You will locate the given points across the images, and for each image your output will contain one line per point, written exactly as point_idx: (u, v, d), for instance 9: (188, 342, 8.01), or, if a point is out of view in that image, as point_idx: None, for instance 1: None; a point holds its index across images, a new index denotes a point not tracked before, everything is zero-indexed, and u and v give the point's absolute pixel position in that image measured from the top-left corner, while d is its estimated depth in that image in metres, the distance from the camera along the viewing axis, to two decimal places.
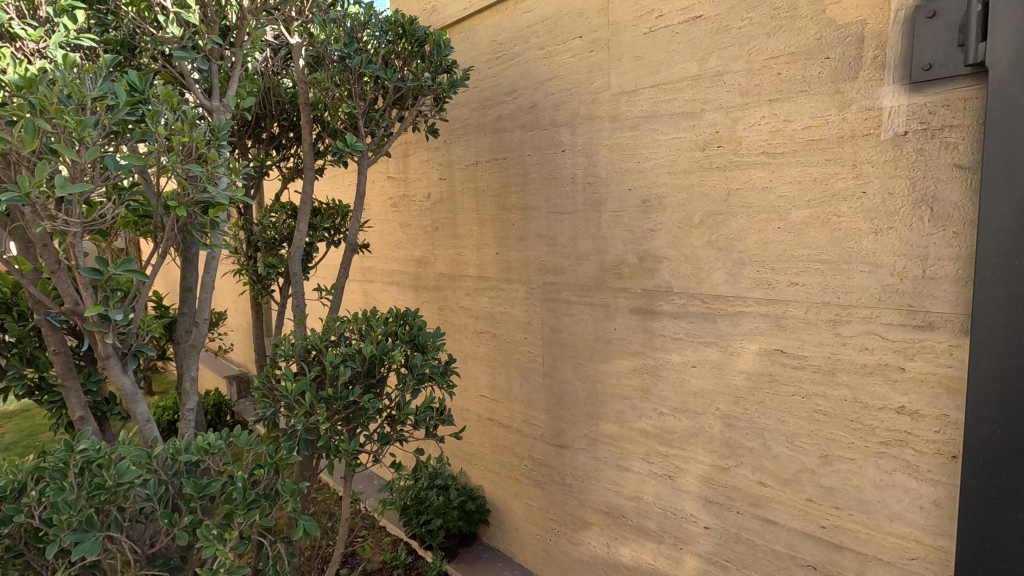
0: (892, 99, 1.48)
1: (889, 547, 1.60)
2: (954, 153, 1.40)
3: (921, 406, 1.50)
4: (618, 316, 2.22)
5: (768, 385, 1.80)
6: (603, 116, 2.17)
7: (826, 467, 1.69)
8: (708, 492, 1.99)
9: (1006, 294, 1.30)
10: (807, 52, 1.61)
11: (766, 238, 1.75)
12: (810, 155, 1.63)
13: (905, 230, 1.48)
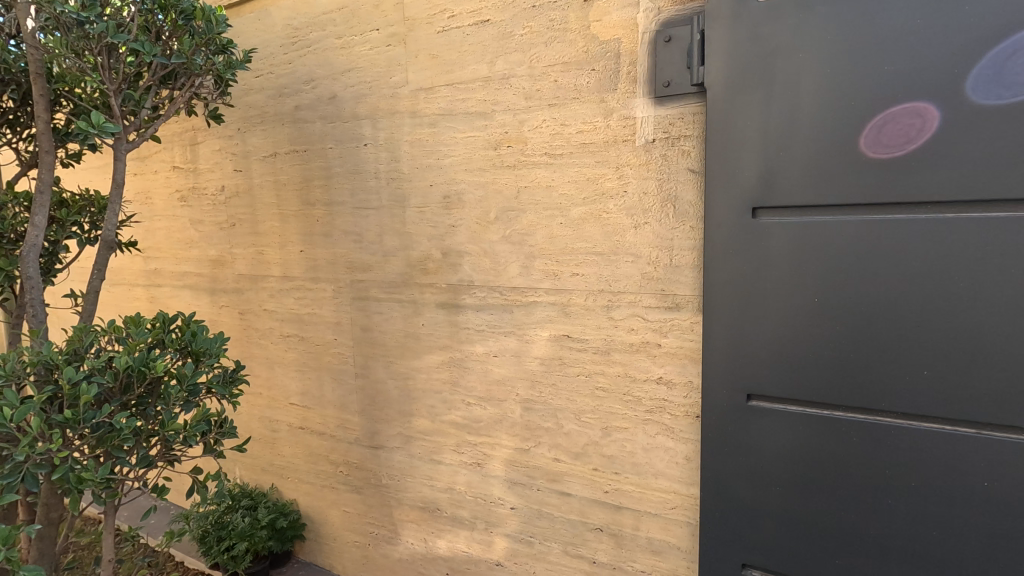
0: (642, 110, 1.69)
1: (655, 502, 1.83)
2: (689, 160, 1.64)
3: (674, 376, 1.74)
4: (426, 312, 2.24)
5: (559, 368, 1.96)
6: (403, 111, 2.16)
7: (606, 437, 1.90)
8: (513, 474, 2.11)
9: (726, 275, 1.57)
10: (576, 63, 1.78)
11: (552, 233, 1.90)
12: (583, 157, 1.81)
13: (657, 224, 1.71)
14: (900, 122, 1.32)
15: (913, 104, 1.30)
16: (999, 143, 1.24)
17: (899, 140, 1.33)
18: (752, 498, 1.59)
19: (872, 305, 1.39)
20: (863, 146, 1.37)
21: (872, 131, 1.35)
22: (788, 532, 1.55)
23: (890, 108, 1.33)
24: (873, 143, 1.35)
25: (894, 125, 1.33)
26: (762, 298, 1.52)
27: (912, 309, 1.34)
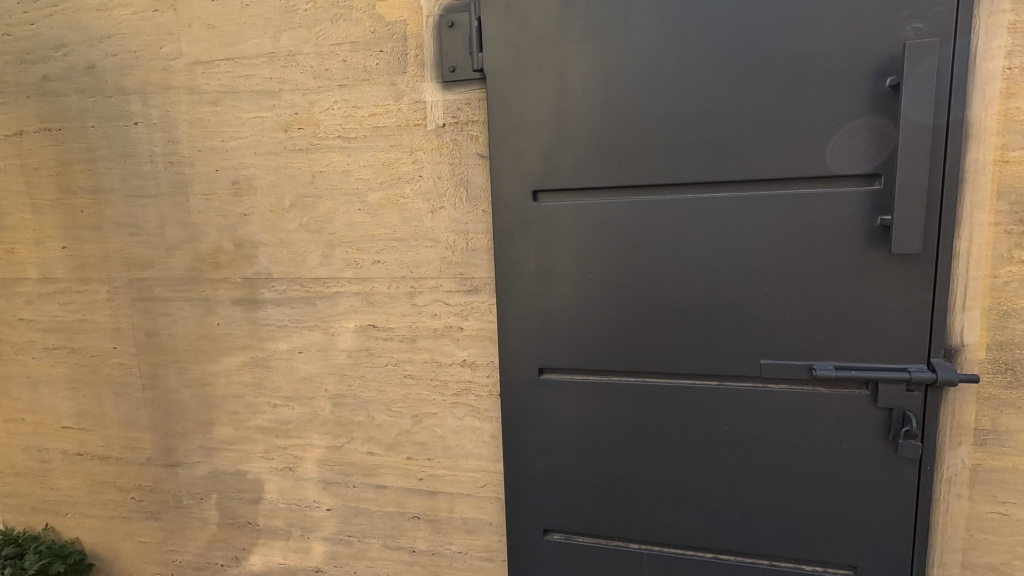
0: (431, 94, 1.69)
1: (467, 482, 1.87)
2: (477, 145, 1.68)
3: (477, 357, 1.78)
4: (220, 310, 2.03)
5: (366, 359, 1.90)
6: (178, 87, 1.93)
7: (417, 425, 1.89)
8: (327, 474, 2.02)
9: (515, 257, 1.64)
10: (364, 43, 1.72)
11: (351, 219, 1.83)
12: (377, 141, 1.76)
13: (452, 209, 1.73)
14: (856, 136, 1.33)
15: (678, 97, 1.43)
16: (723, 131, 1.40)
17: (859, 154, 1.33)
18: (548, 465, 1.68)
19: (634, 277, 1.53)
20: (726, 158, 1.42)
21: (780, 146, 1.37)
22: (579, 493, 1.66)
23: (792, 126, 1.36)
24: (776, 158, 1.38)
25: (853, 140, 1.33)
26: (547, 276, 1.62)
27: (665, 279, 1.50)
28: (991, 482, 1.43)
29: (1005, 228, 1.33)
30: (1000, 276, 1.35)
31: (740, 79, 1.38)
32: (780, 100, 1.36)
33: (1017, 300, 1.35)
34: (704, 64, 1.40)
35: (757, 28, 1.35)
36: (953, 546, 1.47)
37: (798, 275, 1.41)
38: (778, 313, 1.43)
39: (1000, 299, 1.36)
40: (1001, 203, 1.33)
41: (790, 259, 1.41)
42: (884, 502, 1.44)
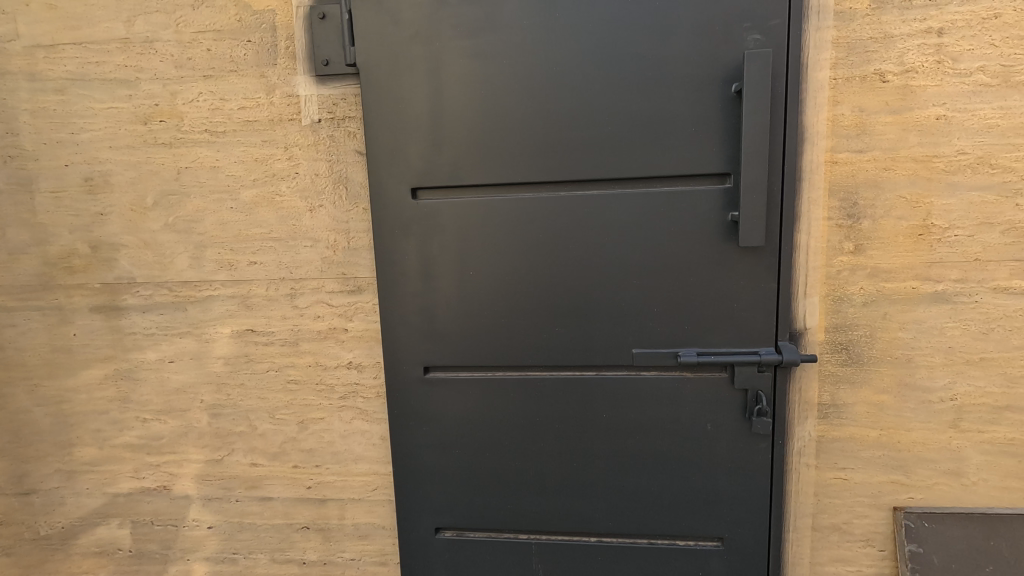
0: (305, 88, 1.63)
1: (358, 487, 1.82)
2: (355, 141, 1.64)
3: (363, 359, 1.74)
4: (77, 319, 1.85)
5: (245, 366, 1.80)
6: (16, 72, 1.73)
7: (303, 431, 1.81)
8: (207, 490, 1.89)
9: (397, 255, 1.61)
10: (230, 32, 1.63)
11: (222, 219, 1.73)
12: (248, 136, 1.67)
13: (332, 207, 1.68)
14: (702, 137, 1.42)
15: (548, 96, 1.46)
16: (591, 130, 1.46)
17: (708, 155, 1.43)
18: (438, 464, 1.68)
19: (514, 273, 1.56)
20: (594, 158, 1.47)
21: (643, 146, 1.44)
22: (469, 490, 1.67)
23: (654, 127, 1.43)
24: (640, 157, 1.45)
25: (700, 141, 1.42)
26: (431, 274, 1.60)
27: (544, 274, 1.54)
28: (834, 451, 1.59)
29: (837, 222, 1.48)
30: (834, 265, 1.50)
31: (605, 79, 1.43)
32: (641, 102, 1.43)
33: (848, 286, 1.51)
34: (572, 65, 1.44)
35: (619, 31, 1.41)
36: (805, 511, 1.62)
37: (665, 268, 1.49)
38: (648, 304, 1.51)
39: (835, 286, 1.51)
40: (832, 199, 1.48)
41: (658, 252, 1.48)
42: (745, 476, 1.57)
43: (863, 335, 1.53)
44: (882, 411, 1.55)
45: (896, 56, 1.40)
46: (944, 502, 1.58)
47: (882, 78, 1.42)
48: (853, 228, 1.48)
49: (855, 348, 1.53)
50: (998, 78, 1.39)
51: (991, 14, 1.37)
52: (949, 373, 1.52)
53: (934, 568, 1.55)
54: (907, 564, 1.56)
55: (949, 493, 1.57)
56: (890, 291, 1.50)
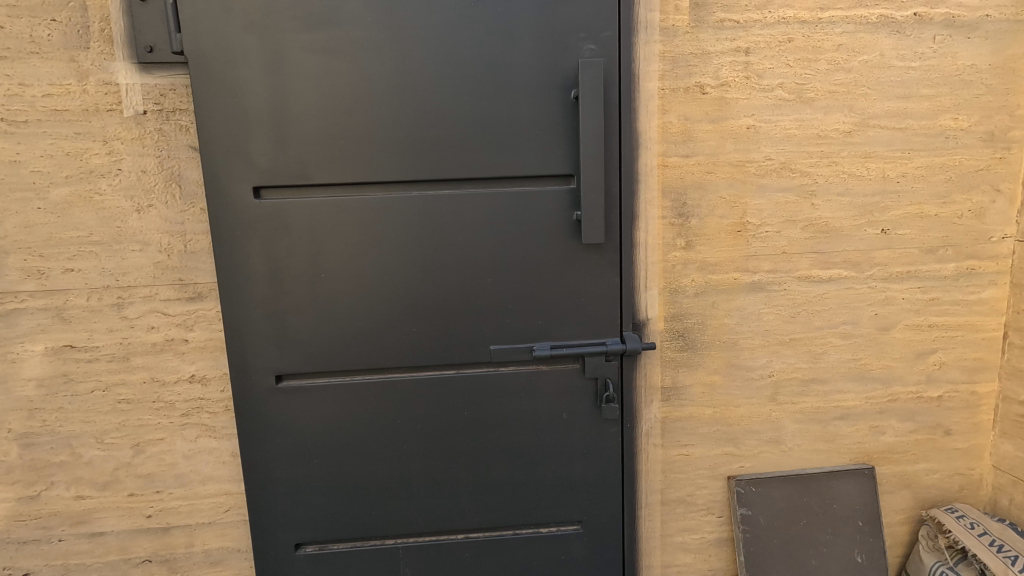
0: (126, 77, 1.48)
1: (207, 509, 1.68)
2: (188, 136, 1.51)
3: (207, 371, 1.62)
4: None
5: (64, 387, 1.60)
6: None
7: (140, 455, 1.64)
8: (20, 532, 1.65)
9: (240, 257, 1.50)
10: (29, 9, 1.44)
11: (28, 221, 1.51)
12: (56, 127, 1.48)
13: (164, 207, 1.54)
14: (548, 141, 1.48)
15: (396, 95, 1.45)
16: (440, 129, 1.47)
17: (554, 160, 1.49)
18: (295, 476, 1.60)
19: (370, 273, 1.52)
20: (448, 158, 1.48)
21: (492, 147, 1.48)
22: (330, 500, 1.61)
23: (502, 128, 1.47)
24: (490, 159, 1.48)
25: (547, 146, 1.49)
26: (279, 276, 1.52)
27: (401, 274, 1.52)
28: (676, 430, 1.73)
29: (670, 220, 1.62)
30: (669, 260, 1.64)
31: (451, 81, 1.45)
32: (488, 105, 1.46)
33: (682, 279, 1.66)
34: (418, 64, 1.44)
35: (463, 34, 1.43)
36: (654, 488, 1.76)
37: (518, 266, 1.53)
38: (503, 300, 1.55)
39: (671, 279, 1.65)
40: (665, 200, 1.61)
41: (510, 250, 1.52)
42: (599, 460, 1.66)
43: (696, 322, 1.68)
44: (714, 391, 1.73)
45: (712, 71, 1.56)
46: (768, 468, 1.78)
47: (701, 90, 1.57)
48: (684, 225, 1.63)
49: (689, 335, 1.69)
50: (794, 94, 1.59)
51: (786, 38, 1.56)
52: (766, 353, 1.72)
53: (761, 526, 1.75)
54: (740, 526, 1.75)
55: (771, 459, 1.77)
56: (716, 282, 1.67)
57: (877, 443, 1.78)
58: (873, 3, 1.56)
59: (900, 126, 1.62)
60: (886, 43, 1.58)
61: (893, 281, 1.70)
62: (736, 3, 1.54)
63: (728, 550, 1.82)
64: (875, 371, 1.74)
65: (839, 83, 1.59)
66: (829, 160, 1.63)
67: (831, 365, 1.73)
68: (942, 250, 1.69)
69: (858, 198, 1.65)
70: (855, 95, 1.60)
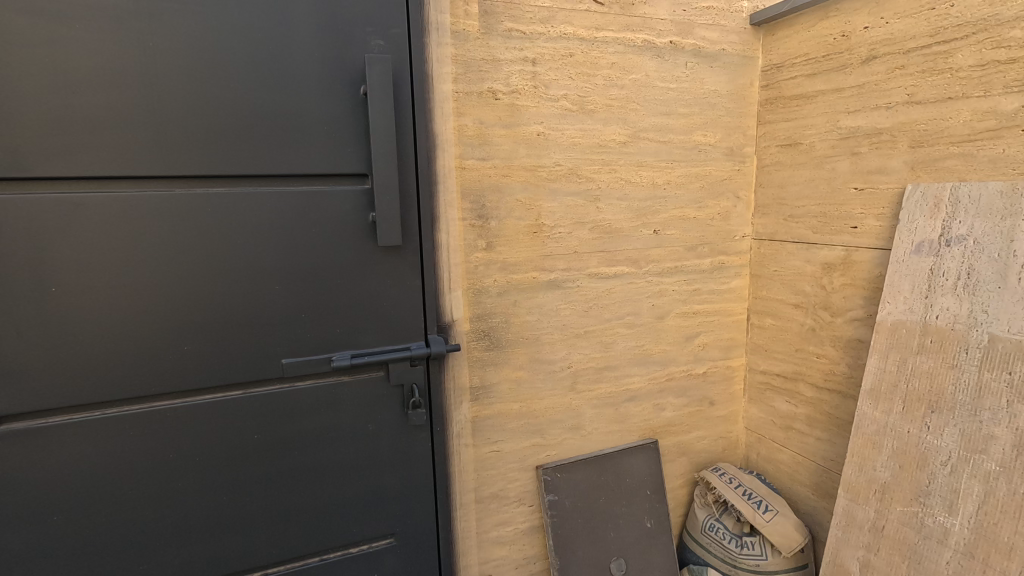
0: None
1: None
2: None
3: None
4: None
5: None
6: None
7: None
8: None
9: None
10: None
11: None
12: None
13: None
14: (339, 140, 1.40)
15: (148, 78, 1.24)
16: (207, 119, 1.29)
17: (346, 159, 1.41)
18: (24, 542, 1.27)
19: (121, 284, 1.28)
20: (219, 153, 1.31)
21: (273, 143, 1.34)
22: (80, 562, 1.32)
23: (284, 123, 1.35)
24: (271, 156, 1.35)
25: (337, 144, 1.40)
26: None
27: (163, 284, 1.31)
28: (486, 428, 1.77)
29: (470, 222, 1.64)
30: (472, 261, 1.66)
31: (217, 65, 1.28)
32: (266, 97, 1.32)
33: (484, 280, 1.69)
34: (173, 42, 1.24)
35: (229, 12, 1.27)
36: (468, 487, 1.77)
37: (309, 271, 1.42)
38: (294, 309, 1.42)
39: (474, 280, 1.67)
40: (464, 202, 1.62)
41: (300, 253, 1.40)
42: (409, 468, 1.61)
43: (500, 321, 1.73)
44: (520, 386, 1.79)
45: (503, 77, 1.62)
46: (570, 453, 1.90)
47: (494, 95, 1.61)
48: (483, 227, 1.66)
49: (494, 334, 1.73)
50: (576, 105, 1.72)
51: (567, 52, 1.68)
52: (564, 346, 1.83)
53: (566, 509, 1.86)
54: (548, 512, 1.83)
55: (572, 445, 1.90)
56: (517, 281, 1.73)
57: (659, 419, 2.02)
58: (638, 29, 1.75)
59: (664, 139, 1.85)
60: (649, 65, 1.79)
61: (665, 275, 1.93)
62: (522, 14, 1.61)
63: (539, 536, 1.91)
64: (654, 355, 1.97)
65: (614, 97, 1.76)
66: (609, 167, 1.79)
67: (619, 353, 1.91)
68: (700, 247, 1.97)
69: (633, 202, 1.84)
70: (627, 110, 1.78)
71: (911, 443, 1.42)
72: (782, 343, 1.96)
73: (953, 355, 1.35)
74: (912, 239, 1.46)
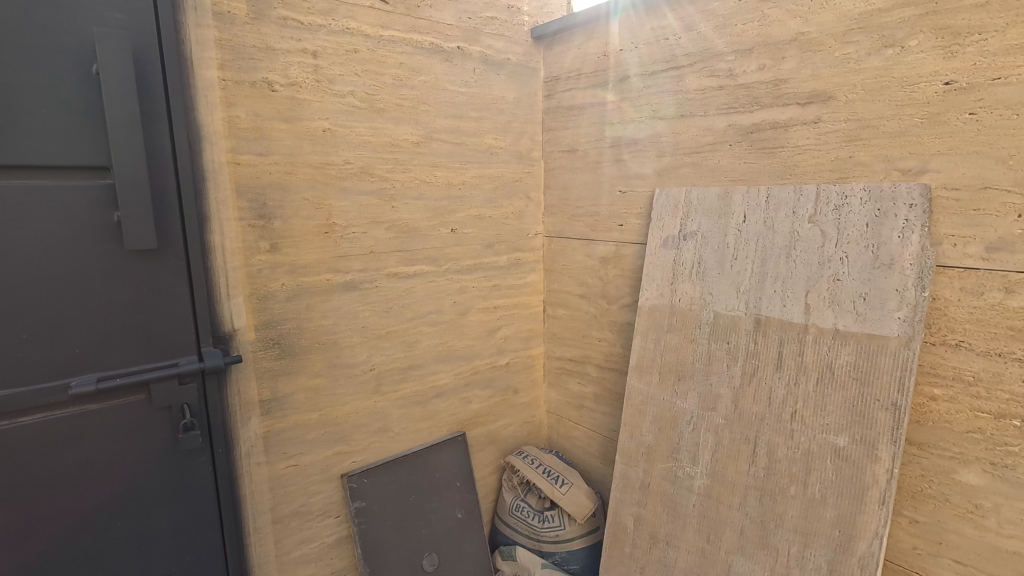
0: None
1: None
2: None
3: None
4: None
5: None
6: None
7: None
8: None
9: None
10: None
11: None
12: None
13: None
14: (64, 124, 1.17)
15: None
16: None
17: (76, 148, 1.19)
18: None
19: None
20: None
21: None
22: None
23: None
24: None
25: (62, 129, 1.17)
26: None
27: None
28: (281, 443, 1.65)
29: (249, 222, 1.51)
30: (254, 265, 1.53)
31: None
32: None
33: (270, 284, 1.57)
34: None
35: None
36: (262, 509, 1.63)
37: (32, 281, 1.18)
38: (10, 329, 1.16)
39: (257, 285, 1.55)
40: (241, 200, 1.49)
41: (16, 260, 1.16)
42: (186, 499, 1.43)
43: (292, 327, 1.63)
44: (318, 394, 1.71)
45: (280, 68, 1.52)
46: (378, 457, 1.87)
47: (270, 86, 1.51)
48: (266, 227, 1.54)
49: (286, 341, 1.62)
50: (365, 103, 1.68)
51: (352, 48, 1.63)
52: (365, 349, 1.79)
53: (375, 514, 1.81)
54: (355, 520, 1.77)
55: (379, 448, 1.87)
56: (308, 284, 1.64)
57: (466, 412, 2.08)
58: (424, 31, 1.77)
59: (457, 141, 1.91)
60: (438, 68, 1.83)
61: (464, 272, 1.99)
62: (298, 3, 1.52)
63: (348, 547, 1.85)
64: (459, 350, 2.03)
65: (404, 97, 1.76)
66: (403, 167, 1.79)
67: (424, 352, 1.93)
68: (497, 245, 2.07)
69: (430, 202, 1.87)
70: (418, 110, 1.80)
71: (665, 408, 1.66)
72: (572, 331, 2.16)
73: (691, 331, 1.61)
74: (661, 235, 1.71)
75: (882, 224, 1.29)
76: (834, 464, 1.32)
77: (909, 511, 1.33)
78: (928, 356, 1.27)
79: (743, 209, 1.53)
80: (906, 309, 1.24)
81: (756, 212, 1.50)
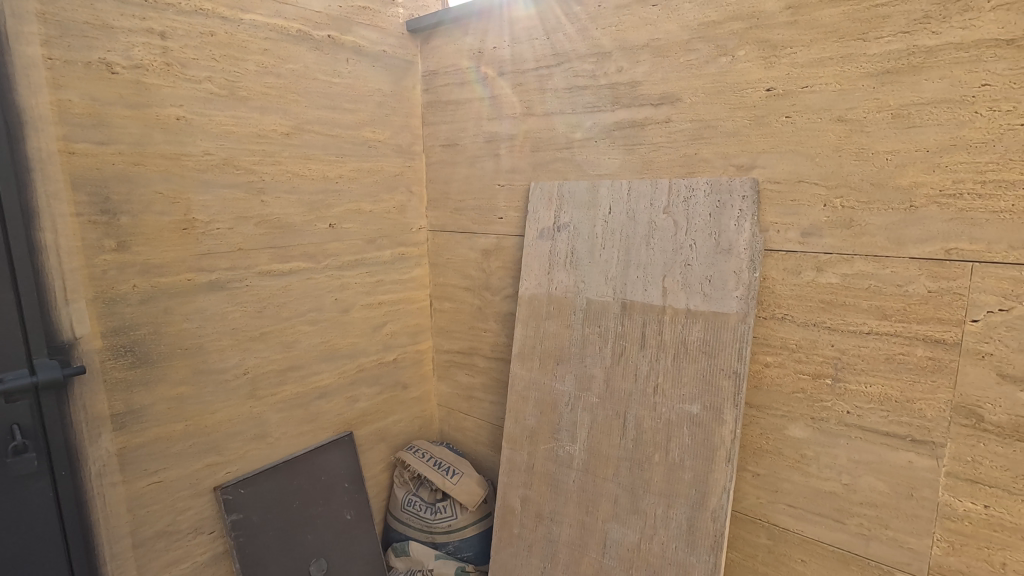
0: None
1: None
2: None
3: None
4: None
5: None
6: None
7: None
8: None
9: None
10: None
11: None
12: None
13: None
14: None
15: None
16: None
17: None
18: None
19: None
20: None
21: None
22: None
23: None
24: None
25: None
26: None
27: None
28: (140, 459, 1.51)
29: (89, 218, 1.36)
30: (97, 265, 1.39)
31: None
32: None
33: (118, 286, 1.43)
34: None
35: None
36: (119, 534, 1.49)
37: None
38: None
39: (103, 288, 1.40)
40: (78, 194, 1.34)
41: None
42: (18, 532, 1.28)
43: (148, 332, 1.49)
44: (183, 403, 1.59)
45: (121, 49, 1.38)
46: (255, 465, 1.78)
47: (110, 68, 1.37)
48: (110, 223, 1.40)
49: (141, 348, 1.48)
50: (225, 90, 1.58)
51: (207, 31, 1.52)
52: (237, 351, 1.69)
53: (254, 525, 1.72)
54: (231, 534, 1.68)
55: (257, 455, 1.78)
56: (165, 285, 1.52)
57: (352, 411, 2.03)
58: (291, 17, 1.70)
59: (331, 133, 1.85)
60: (308, 57, 1.76)
61: (345, 268, 1.94)
62: None
63: (225, 563, 1.74)
64: (342, 349, 1.97)
65: (270, 86, 1.68)
66: (272, 159, 1.71)
67: (304, 351, 1.86)
68: (379, 240, 2.04)
69: (304, 196, 1.79)
70: (287, 100, 1.72)
71: (546, 392, 1.74)
72: (458, 323, 2.19)
73: (568, 317, 1.70)
74: (537, 227, 1.79)
75: (722, 213, 1.45)
76: (690, 430, 1.46)
77: (753, 466, 1.51)
78: (762, 329, 1.45)
79: (609, 201, 1.64)
80: (742, 288, 1.41)
81: (620, 203, 1.62)
